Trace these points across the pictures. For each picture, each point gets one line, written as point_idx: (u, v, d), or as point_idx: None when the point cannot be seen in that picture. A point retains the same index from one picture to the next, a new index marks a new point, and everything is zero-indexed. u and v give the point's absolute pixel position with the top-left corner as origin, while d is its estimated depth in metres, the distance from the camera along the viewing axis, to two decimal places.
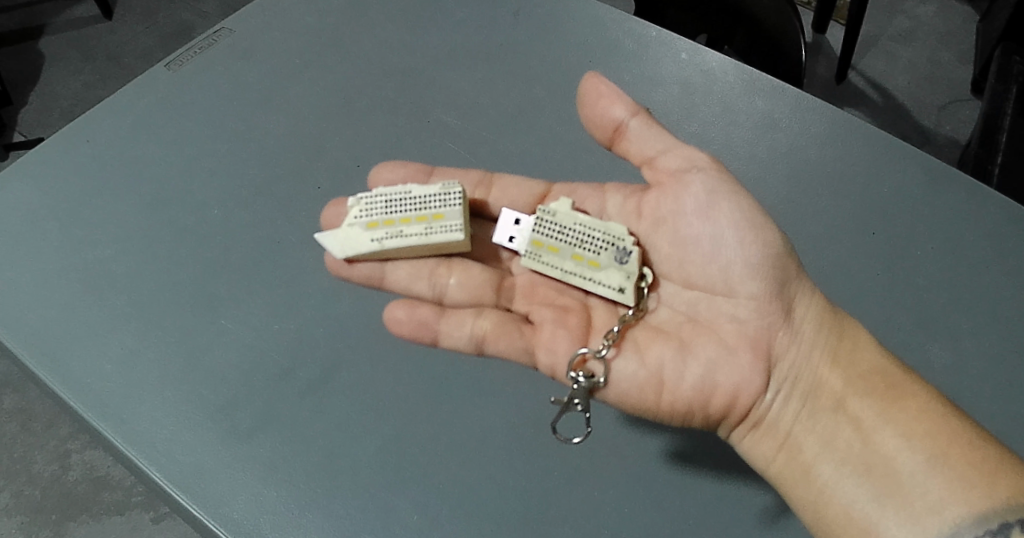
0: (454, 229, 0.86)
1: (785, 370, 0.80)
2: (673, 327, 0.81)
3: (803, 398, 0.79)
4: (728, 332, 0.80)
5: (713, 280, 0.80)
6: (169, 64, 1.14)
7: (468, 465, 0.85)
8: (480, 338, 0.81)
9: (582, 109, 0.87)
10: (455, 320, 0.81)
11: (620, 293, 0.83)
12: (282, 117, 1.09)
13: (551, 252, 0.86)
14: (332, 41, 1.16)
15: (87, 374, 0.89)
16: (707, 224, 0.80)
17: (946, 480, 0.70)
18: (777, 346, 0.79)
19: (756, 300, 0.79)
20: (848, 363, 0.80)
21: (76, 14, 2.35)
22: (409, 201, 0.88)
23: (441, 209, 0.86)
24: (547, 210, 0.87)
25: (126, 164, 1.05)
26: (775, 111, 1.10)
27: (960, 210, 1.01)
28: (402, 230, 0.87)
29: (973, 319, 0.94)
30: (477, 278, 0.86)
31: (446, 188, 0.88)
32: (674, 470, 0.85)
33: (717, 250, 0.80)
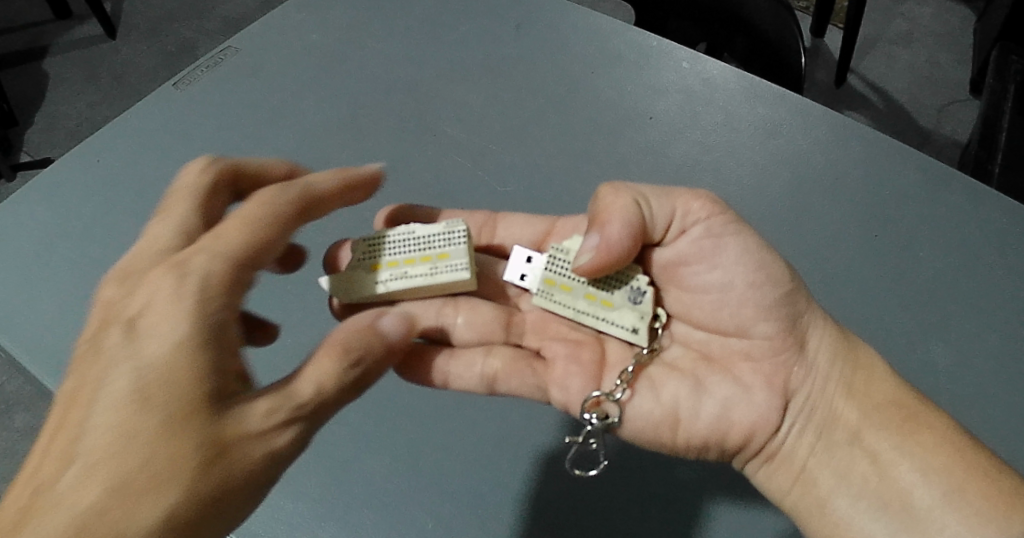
0: (460, 269, 0.85)
1: (800, 404, 0.81)
2: (687, 364, 0.83)
3: (818, 431, 0.80)
4: (742, 368, 0.82)
5: (726, 317, 0.82)
6: (176, 84, 1.16)
7: (475, 475, 0.88)
8: (491, 377, 0.83)
9: (614, 226, 0.79)
10: (466, 360, 0.83)
11: (634, 333, 0.83)
12: (289, 135, 1.10)
13: (563, 291, 0.86)
14: (337, 58, 1.18)
15: None
16: (715, 270, 0.81)
17: (962, 515, 0.72)
18: (792, 381, 0.81)
19: (770, 340, 0.81)
20: (863, 396, 0.80)
21: (81, 34, 2.39)
22: (412, 241, 0.87)
23: (446, 249, 0.86)
24: (560, 248, 0.87)
25: (134, 184, 1.07)
26: (777, 118, 1.11)
27: (962, 213, 1.02)
28: (406, 272, 0.86)
29: (977, 321, 0.94)
30: (487, 316, 0.87)
31: (450, 226, 0.87)
32: (678, 481, 0.87)
33: (728, 286, 0.81)
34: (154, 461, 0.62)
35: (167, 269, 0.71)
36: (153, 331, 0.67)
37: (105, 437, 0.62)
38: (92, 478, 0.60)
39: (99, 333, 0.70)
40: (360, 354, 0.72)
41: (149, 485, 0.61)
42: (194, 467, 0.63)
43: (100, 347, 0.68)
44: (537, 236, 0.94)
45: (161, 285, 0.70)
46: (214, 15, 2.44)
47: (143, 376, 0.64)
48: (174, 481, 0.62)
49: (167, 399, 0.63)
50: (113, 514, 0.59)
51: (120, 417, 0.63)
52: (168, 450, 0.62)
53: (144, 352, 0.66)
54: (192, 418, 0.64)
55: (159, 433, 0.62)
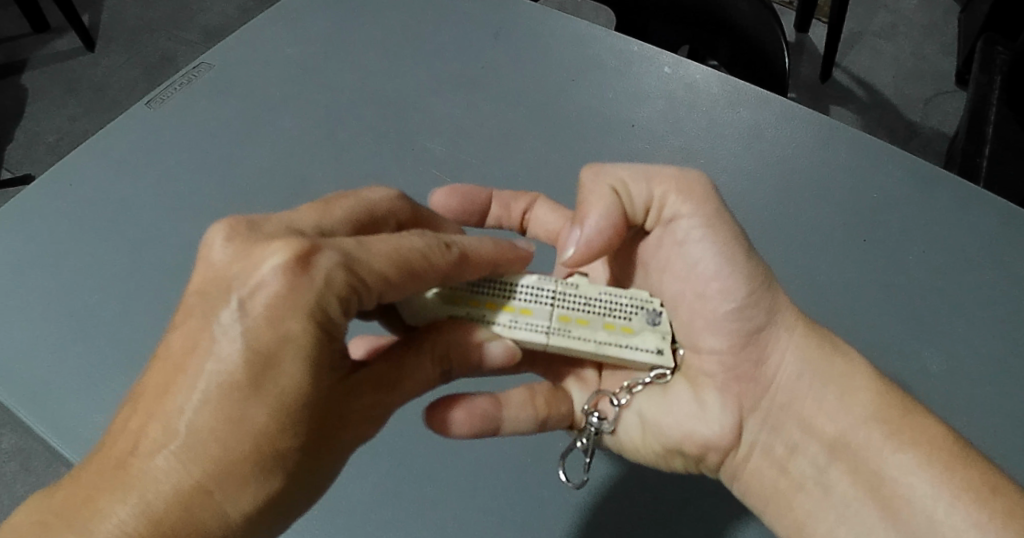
0: (538, 330, 0.78)
1: (761, 416, 0.80)
2: None
3: (789, 447, 0.78)
4: (703, 381, 0.82)
5: (681, 323, 0.83)
6: (150, 102, 1.13)
7: (462, 497, 0.87)
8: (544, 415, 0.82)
9: (597, 217, 0.79)
10: (514, 406, 0.80)
11: (659, 355, 0.79)
12: (270, 152, 1.08)
13: (580, 326, 0.78)
14: (314, 71, 1.16)
15: (77, 424, 0.87)
16: (675, 281, 0.83)
17: (970, 515, 0.68)
18: (749, 395, 0.80)
19: (720, 353, 0.80)
20: (837, 409, 0.77)
21: (60, 48, 2.36)
22: (496, 285, 0.80)
23: (530, 304, 0.79)
24: (570, 282, 0.81)
25: (110, 205, 1.04)
26: (761, 122, 1.10)
27: (949, 212, 1.02)
28: (482, 315, 0.79)
29: (968, 321, 0.94)
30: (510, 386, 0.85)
31: (541, 282, 0.80)
32: (668, 497, 0.88)
33: (680, 297, 0.82)
34: (261, 450, 0.59)
35: (288, 250, 0.60)
36: (265, 320, 0.59)
37: (210, 424, 0.58)
38: (192, 458, 0.57)
39: (211, 287, 0.62)
40: (453, 353, 0.75)
41: (251, 474, 0.59)
42: (298, 455, 0.62)
43: (210, 313, 0.60)
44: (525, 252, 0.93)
45: (267, 278, 0.60)
46: (192, 25, 2.42)
47: (255, 365, 0.58)
48: (277, 470, 0.61)
49: (279, 391, 0.59)
50: (218, 495, 0.58)
51: (232, 404, 0.58)
52: (275, 444, 0.60)
53: (252, 338, 0.59)
54: (297, 416, 0.61)
55: (269, 425, 0.59)
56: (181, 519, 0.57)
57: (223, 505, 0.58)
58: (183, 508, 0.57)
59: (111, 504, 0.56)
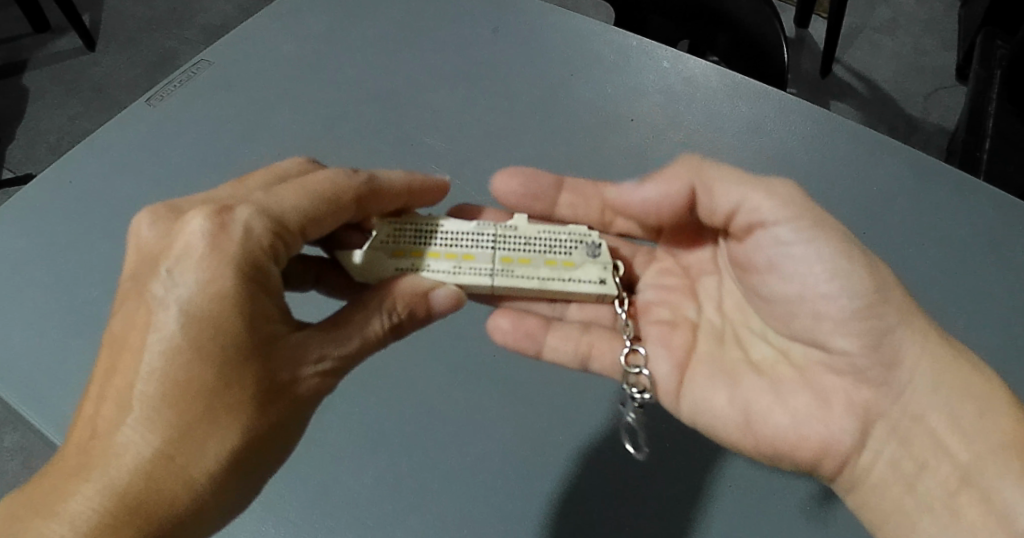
0: (482, 273, 0.88)
1: (884, 426, 0.81)
2: (769, 365, 0.86)
3: (917, 465, 0.79)
4: (819, 374, 0.83)
5: (797, 326, 0.84)
6: (150, 99, 1.14)
7: (465, 487, 0.87)
8: (586, 353, 0.90)
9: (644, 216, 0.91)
10: (561, 338, 0.90)
11: (601, 285, 0.89)
12: (269, 148, 1.08)
13: (523, 265, 0.89)
14: (314, 68, 1.16)
15: (81, 420, 0.87)
16: (789, 283, 0.82)
17: None
18: (868, 401, 0.81)
19: (849, 355, 0.81)
20: (970, 421, 0.77)
21: (60, 48, 2.37)
22: (441, 237, 0.90)
23: (472, 250, 0.90)
24: (508, 227, 0.91)
25: (110, 202, 1.04)
26: (760, 115, 1.10)
27: (949, 205, 1.02)
28: (429, 265, 0.88)
29: (968, 313, 0.94)
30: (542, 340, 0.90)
31: (481, 227, 0.91)
32: (673, 488, 0.87)
33: (800, 297, 0.82)
34: (211, 406, 0.66)
35: (208, 211, 0.70)
36: (194, 282, 0.67)
37: (160, 390, 0.66)
38: (147, 425, 0.65)
39: (142, 264, 0.71)
40: (402, 304, 0.78)
41: (209, 430, 0.66)
42: (253, 411, 0.68)
43: (145, 292, 0.69)
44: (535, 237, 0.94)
45: (195, 237, 0.69)
46: (192, 24, 2.42)
47: (193, 327, 0.66)
48: (231, 426, 0.67)
49: (218, 348, 0.66)
50: (180, 460, 0.66)
51: (175, 366, 0.66)
52: (223, 399, 0.66)
53: (185, 304, 0.67)
54: (242, 370, 0.67)
55: (214, 383, 0.66)
56: (148, 490, 0.65)
57: (186, 468, 0.66)
58: (147, 477, 0.65)
59: (76, 489, 0.65)
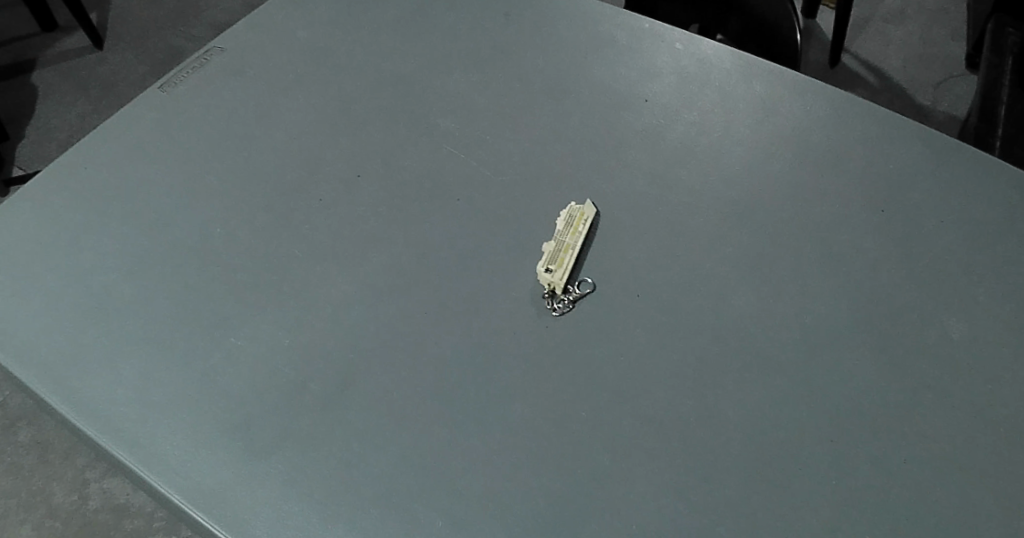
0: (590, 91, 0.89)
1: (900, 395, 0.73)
2: (823, 331, 0.82)
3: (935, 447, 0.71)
4: (840, 340, 0.81)
5: None
6: (162, 87, 1.09)
7: (496, 489, 0.72)
8: (672, 283, 0.86)
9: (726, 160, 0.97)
10: (651, 251, 0.88)
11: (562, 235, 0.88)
12: (274, 129, 1.02)
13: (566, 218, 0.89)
14: (322, 49, 1.12)
15: (89, 402, 0.79)
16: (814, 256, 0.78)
17: None
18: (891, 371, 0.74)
19: None
20: None
21: (68, 47, 2.38)
22: None
23: None
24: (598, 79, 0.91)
25: (118, 183, 0.98)
26: (776, 99, 1.04)
27: (990, 177, 0.95)
28: None
29: (1017, 294, 0.85)
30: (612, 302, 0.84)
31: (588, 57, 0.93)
32: (748, 485, 0.72)
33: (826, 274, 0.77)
34: None
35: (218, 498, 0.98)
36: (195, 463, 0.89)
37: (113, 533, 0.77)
38: None
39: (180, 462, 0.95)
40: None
41: None
42: None
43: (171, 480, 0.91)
44: (597, 190, 0.94)
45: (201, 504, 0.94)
46: (199, 22, 2.43)
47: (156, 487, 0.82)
48: None
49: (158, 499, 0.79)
50: None
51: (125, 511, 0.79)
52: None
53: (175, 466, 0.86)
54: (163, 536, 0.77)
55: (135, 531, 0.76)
56: None
57: None
58: None
59: None
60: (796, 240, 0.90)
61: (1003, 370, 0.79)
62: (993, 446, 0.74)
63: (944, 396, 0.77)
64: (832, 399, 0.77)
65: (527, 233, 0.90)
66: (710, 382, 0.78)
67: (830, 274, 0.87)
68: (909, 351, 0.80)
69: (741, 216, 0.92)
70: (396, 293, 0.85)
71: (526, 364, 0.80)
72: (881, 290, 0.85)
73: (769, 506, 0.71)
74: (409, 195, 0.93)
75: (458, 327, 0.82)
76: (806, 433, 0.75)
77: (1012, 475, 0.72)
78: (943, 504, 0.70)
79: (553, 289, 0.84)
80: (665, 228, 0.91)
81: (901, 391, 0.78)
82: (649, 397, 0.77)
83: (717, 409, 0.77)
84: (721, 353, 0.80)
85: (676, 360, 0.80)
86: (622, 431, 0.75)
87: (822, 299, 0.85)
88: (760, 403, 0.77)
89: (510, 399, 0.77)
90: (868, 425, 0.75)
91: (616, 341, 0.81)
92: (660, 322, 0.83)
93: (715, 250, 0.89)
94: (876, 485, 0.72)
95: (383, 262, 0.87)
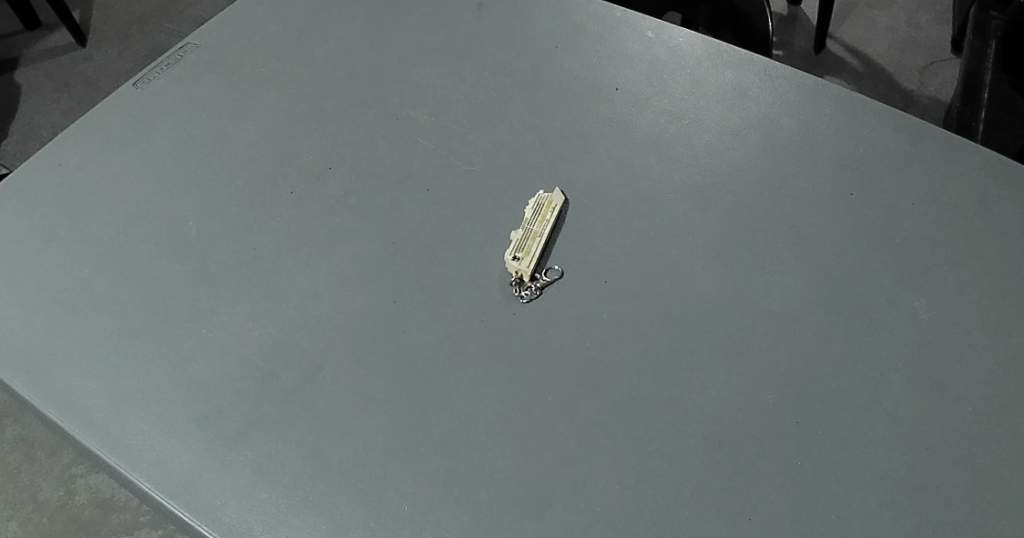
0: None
1: None
2: (787, 315, 0.83)
3: None
4: (802, 325, 0.82)
5: None
6: (137, 82, 1.09)
7: (462, 473, 0.73)
8: (639, 270, 0.87)
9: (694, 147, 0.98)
10: (616, 240, 0.89)
11: (531, 224, 0.88)
12: (247, 123, 1.02)
13: (536, 207, 0.90)
14: (294, 44, 1.11)
15: (62, 395, 0.80)
16: None
17: None
18: None
19: None
20: None
21: (52, 44, 2.37)
22: None
23: None
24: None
25: (90, 178, 0.98)
26: (746, 83, 1.04)
27: (959, 157, 0.95)
28: None
29: (981, 273, 0.86)
30: (579, 290, 0.85)
31: None
32: (711, 465, 0.73)
33: None
34: None
35: None
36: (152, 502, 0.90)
37: None
38: None
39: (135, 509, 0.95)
40: None
41: None
42: None
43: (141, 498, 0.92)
44: (567, 178, 0.95)
45: None
46: (183, 18, 2.43)
47: None
48: None
49: None
50: None
51: None
52: None
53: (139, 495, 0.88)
54: None
55: None
56: None
57: None
58: None
59: None
60: (763, 224, 0.90)
61: (963, 350, 0.80)
62: (949, 423, 0.76)
63: (905, 376, 0.79)
64: (794, 380, 0.78)
65: (497, 222, 0.91)
66: (675, 365, 0.80)
67: (795, 256, 0.88)
68: (872, 332, 0.82)
69: (709, 200, 0.93)
70: (366, 284, 0.86)
71: (493, 350, 0.81)
72: (845, 272, 0.86)
73: (729, 487, 0.72)
74: (379, 187, 0.94)
75: (427, 317, 0.83)
76: (767, 414, 0.76)
77: (965, 452, 0.74)
78: (897, 481, 0.72)
79: (520, 276, 0.85)
80: (633, 214, 0.91)
81: (862, 371, 0.79)
82: (615, 381, 0.78)
83: (681, 392, 0.78)
84: (686, 336, 0.82)
85: (642, 345, 0.81)
86: (588, 415, 0.76)
87: (787, 282, 0.86)
88: (722, 385, 0.78)
89: (478, 385, 0.78)
90: (830, 405, 0.77)
91: (583, 328, 0.82)
92: (626, 307, 0.84)
93: (683, 235, 0.89)
94: (836, 461, 0.73)
95: (353, 253, 0.88)
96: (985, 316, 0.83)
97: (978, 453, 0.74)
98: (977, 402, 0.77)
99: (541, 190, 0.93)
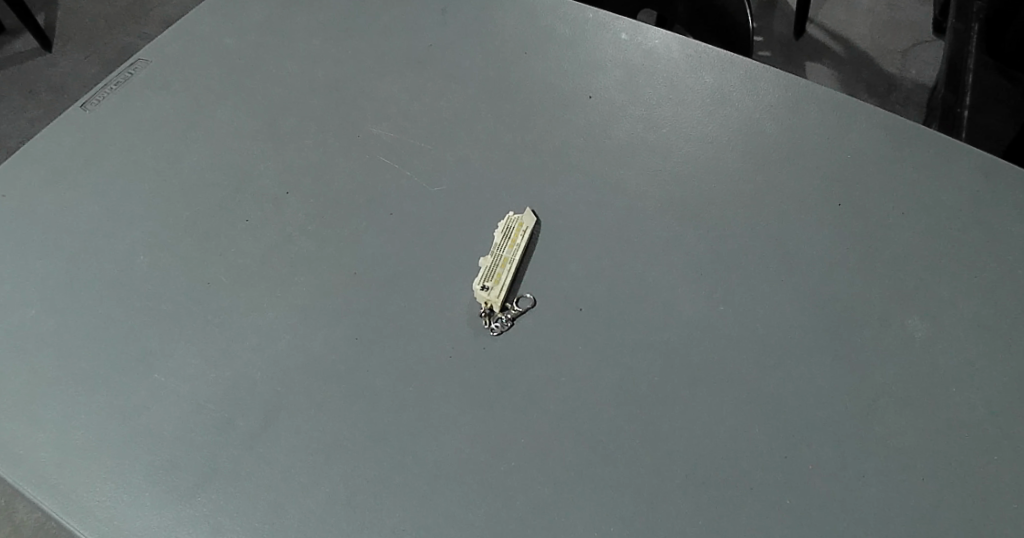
0: None
1: None
2: (770, 337, 0.79)
3: None
4: (787, 349, 0.78)
5: None
6: (86, 104, 1.03)
7: (431, 521, 0.69)
8: (615, 294, 0.82)
9: (672, 159, 0.93)
10: (591, 262, 0.85)
11: (502, 248, 0.84)
12: (201, 147, 0.97)
13: (506, 230, 0.86)
14: (251, 58, 1.06)
15: (7, 449, 0.76)
16: None
17: None
18: None
19: None
20: None
21: (16, 50, 2.29)
22: None
23: None
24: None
25: (35, 210, 0.93)
26: (725, 87, 0.99)
27: (945, 160, 0.91)
28: None
29: (970, 284, 0.83)
30: (553, 318, 0.81)
31: None
32: (692, 503, 0.70)
33: None
34: None
35: None
36: None
37: None
38: None
39: None
40: None
41: None
42: None
43: None
44: (539, 196, 0.90)
45: None
46: (152, 19, 2.35)
47: None
48: None
49: None
50: None
51: None
52: None
53: None
54: None
55: None
56: None
57: None
58: None
59: None
60: (744, 239, 0.86)
61: (955, 368, 0.77)
62: (939, 447, 0.72)
63: (895, 400, 0.75)
64: (781, 408, 0.75)
65: (465, 247, 0.86)
66: (653, 395, 0.76)
67: (778, 273, 0.84)
68: (858, 353, 0.78)
69: (687, 215, 0.88)
70: (328, 318, 0.81)
71: (463, 387, 0.76)
72: (830, 287, 0.82)
73: (709, 526, 0.69)
74: (340, 212, 0.89)
75: (392, 352, 0.79)
76: (749, 445, 0.73)
77: (960, 481, 0.71)
78: (884, 512, 0.69)
79: (490, 306, 0.81)
80: (608, 233, 0.87)
81: (847, 395, 0.75)
82: (591, 416, 0.75)
83: (659, 423, 0.74)
84: (666, 363, 0.78)
85: (620, 376, 0.77)
86: (563, 454, 0.73)
87: (771, 301, 0.82)
88: (702, 415, 0.75)
89: (446, 426, 0.74)
90: (815, 434, 0.73)
91: (557, 359, 0.78)
92: (602, 334, 0.80)
93: (661, 254, 0.85)
94: (820, 495, 0.70)
95: (313, 285, 0.84)
96: (976, 332, 0.79)
97: (971, 479, 0.71)
98: (967, 424, 0.74)
99: (512, 211, 0.89)
